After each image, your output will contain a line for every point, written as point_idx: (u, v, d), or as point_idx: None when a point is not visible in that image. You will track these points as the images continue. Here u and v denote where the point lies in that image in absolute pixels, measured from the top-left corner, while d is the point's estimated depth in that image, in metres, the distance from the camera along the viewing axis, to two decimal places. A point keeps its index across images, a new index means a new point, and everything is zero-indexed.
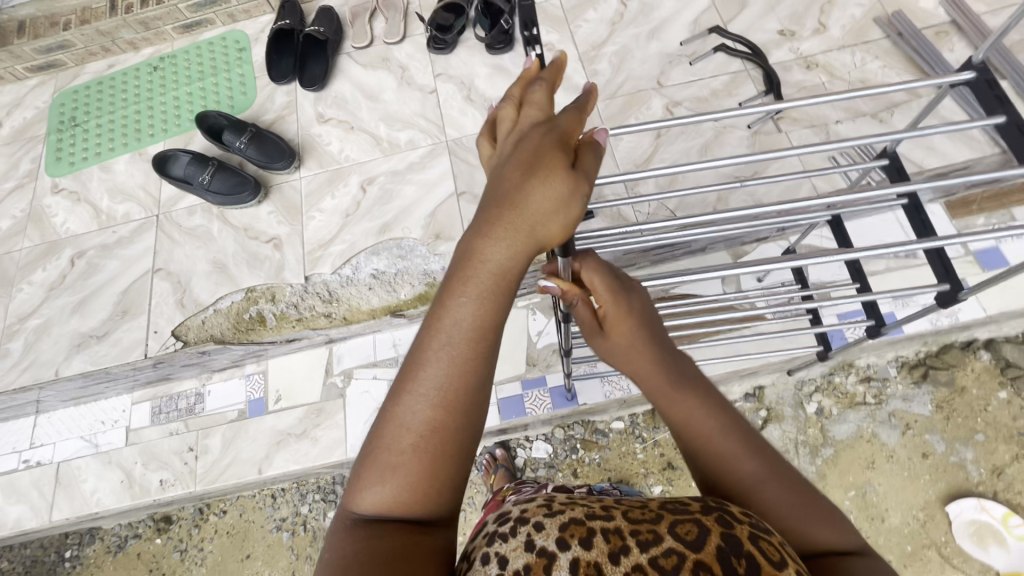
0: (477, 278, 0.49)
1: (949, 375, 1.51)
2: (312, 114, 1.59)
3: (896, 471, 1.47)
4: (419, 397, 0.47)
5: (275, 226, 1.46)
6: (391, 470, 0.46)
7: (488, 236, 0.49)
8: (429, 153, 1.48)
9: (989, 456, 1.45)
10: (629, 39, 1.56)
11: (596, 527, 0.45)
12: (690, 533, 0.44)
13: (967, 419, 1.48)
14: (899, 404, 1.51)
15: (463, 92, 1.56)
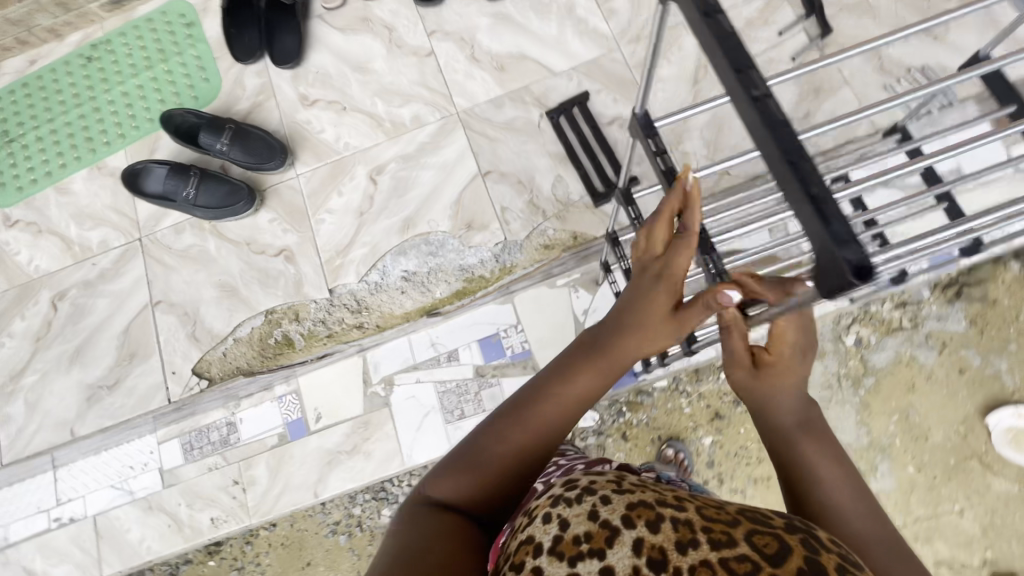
0: (587, 358, 0.62)
1: (982, 290, 1.40)
2: (294, 97, 1.38)
3: (936, 390, 1.40)
4: (511, 432, 0.60)
5: (281, 236, 1.29)
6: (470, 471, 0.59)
7: (604, 329, 0.63)
8: (440, 130, 1.31)
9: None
10: None
11: (664, 513, 0.48)
12: (769, 545, 0.44)
13: (1001, 330, 1.39)
14: (935, 324, 1.40)
15: (465, 50, 1.35)
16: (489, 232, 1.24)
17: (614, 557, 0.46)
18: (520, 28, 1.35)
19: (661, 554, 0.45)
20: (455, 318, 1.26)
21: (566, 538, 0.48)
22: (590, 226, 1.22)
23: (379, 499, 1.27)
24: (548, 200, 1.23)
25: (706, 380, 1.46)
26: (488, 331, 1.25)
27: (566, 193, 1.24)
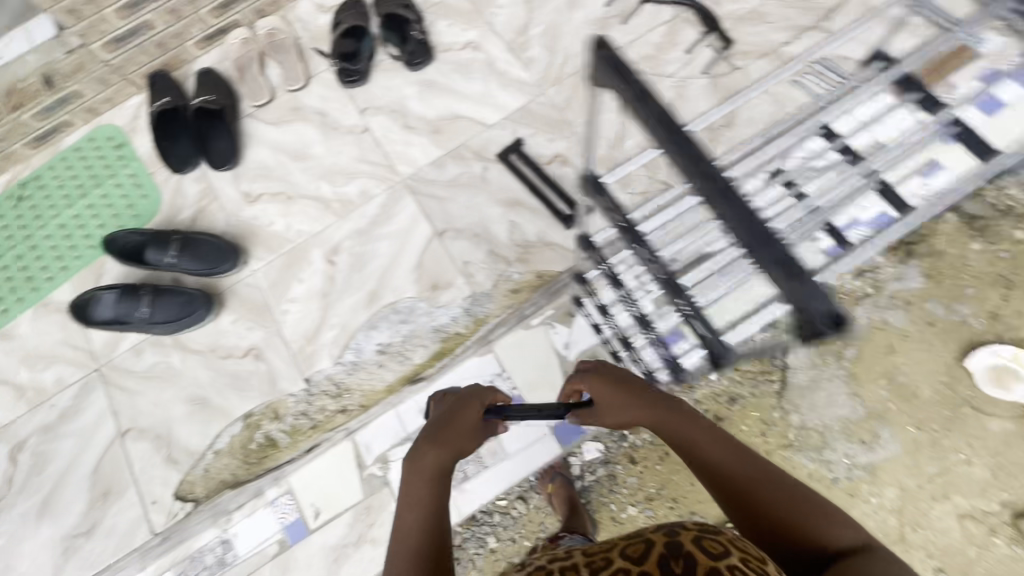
0: (425, 483, 0.65)
1: (929, 244, 1.47)
2: (237, 196, 1.38)
3: (919, 348, 1.42)
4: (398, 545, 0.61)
5: (247, 335, 1.26)
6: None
7: (430, 446, 0.67)
8: (388, 201, 1.32)
9: (984, 304, 1.43)
10: (553, 15, 1.44)
11: (552, 568, 0.53)
12: (636, 551, 0.50)
13: (954, 279, 1.44)
14: (896, 285, 1.45)
15: (399, 120, 1.39)
16: (455, 288, 1.24)
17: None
18: (447, 91, 1.40)
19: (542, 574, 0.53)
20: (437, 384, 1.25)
21: None
22: (550, 261, 1.24)
23: None
24: (507, 246, 1.26)
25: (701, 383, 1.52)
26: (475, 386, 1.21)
27: (522, 235, 1.26)
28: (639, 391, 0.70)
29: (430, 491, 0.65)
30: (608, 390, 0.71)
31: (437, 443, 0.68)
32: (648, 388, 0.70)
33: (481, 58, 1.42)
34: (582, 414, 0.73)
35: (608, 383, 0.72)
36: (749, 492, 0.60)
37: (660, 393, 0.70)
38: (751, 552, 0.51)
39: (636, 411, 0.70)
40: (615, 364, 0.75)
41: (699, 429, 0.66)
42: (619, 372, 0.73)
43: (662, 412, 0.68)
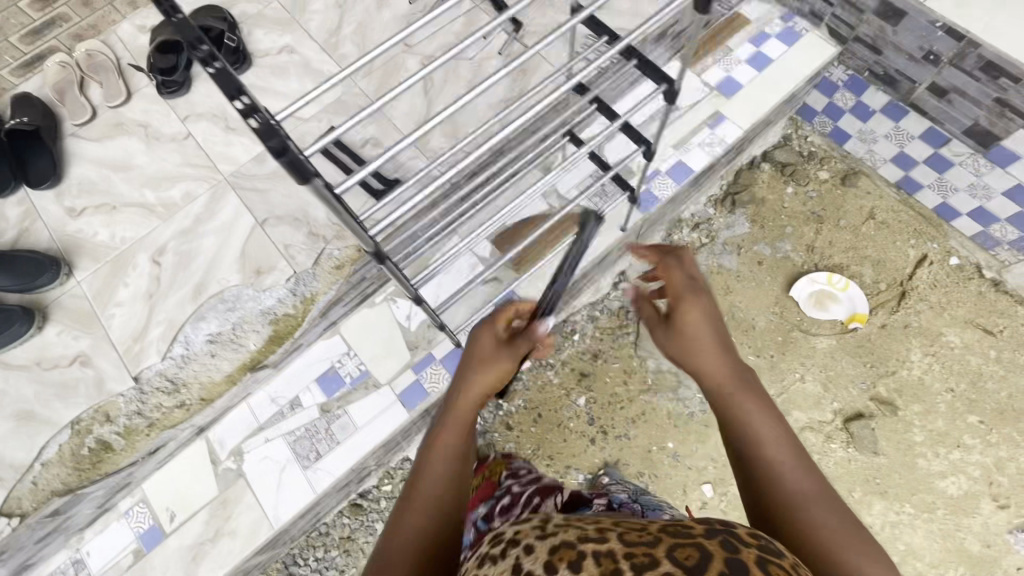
0: (456, 424, 0.66)
1: (750, 194, 1.86)
2: (60, 212, 1.39)
3: (748, 286, 1.79)
4: (427, 482, 0.61)
5: (72, 344, 1.27)
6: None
7: (474, 372, 0.70)
8: (212, 199, 1.37)
9: (801, 240, 1.82)
10: (362, 14, 1.55)
11: (586, 549, 0.42)
12: (690, 558, 0.39)
13: (776, 221, 1.84)
14: (727, 233, 1.84)
15: (220, 123, 1.45)
16: (279, 271, 1.31)
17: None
18: (265, 92, 1.48)
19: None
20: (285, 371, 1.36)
21: None
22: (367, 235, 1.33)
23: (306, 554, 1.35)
24: (326, 226, 1.33)
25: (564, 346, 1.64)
26: (323, 367, 1.30)
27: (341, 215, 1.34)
28: (705, 339, 0.68)
29: (455, 444, 0.64)
30: (685, 323, 0.69)
31: (484, 376, 0.70)
32: (711, 345, 0.68)
33: (297, 59, 1.51)
34: (657, 319, 0.73)
35: (690, 317, 0.69)
36: (773, 490, 0.56)
37: (734, 362, 0.67)
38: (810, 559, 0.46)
39: (705, 356, 0.67)
40: (706, 308, 0.70)
41: (758, 422, 0.60)
42: (700, 315, 0.69)
43: (725, 385, 0.65)
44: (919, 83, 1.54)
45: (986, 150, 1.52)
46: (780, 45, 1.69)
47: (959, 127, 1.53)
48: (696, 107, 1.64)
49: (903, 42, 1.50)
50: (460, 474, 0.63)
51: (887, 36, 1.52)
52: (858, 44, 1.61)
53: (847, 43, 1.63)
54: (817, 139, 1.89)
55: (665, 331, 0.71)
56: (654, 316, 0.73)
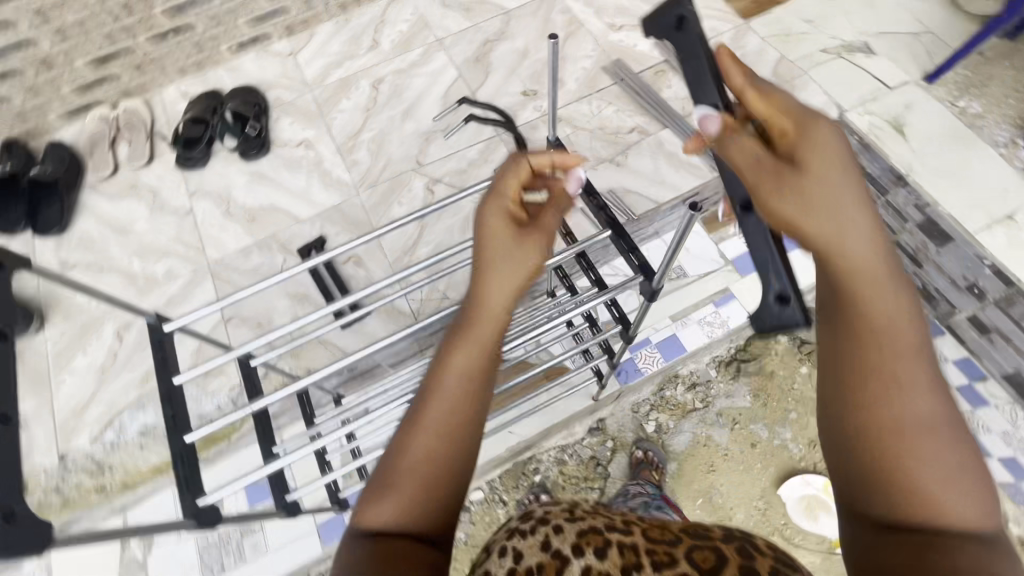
0: (478, 327, 0.57)
1: (758, 365, 1.50)
2: (53, 262, 1.44)
3: (733, 468, 1.43)
4: (446, 384, 0.54)
5: (18, 402, 1.28)
6: (384, 498, 0.50)
7: (498, 264, 0.59)
8: (190, 282, 1.38)
9: (804, 431, 1.44)
10: (385, 123, 1.55)
11: (612, 538, 0.52)
12: (707, 560, 0.48)
13: (780, 400, 1.47)
14: (723, 402, 1.47)
15: (222, 206, 1.47)
16: (226, 378, 1.28)
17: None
18: (272, 183, 1.49)
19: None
20: (219, 465, 1.31)
21: (518, 570, 0.50)
22: (317, 358, 1.26)
23: None
24: None
25: (520, 486, 1.45)
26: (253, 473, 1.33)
27: None
28: (861, 234, 0.47)
29: (479, 354, 0.56)
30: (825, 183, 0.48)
31: (518, 251, 0.59)
32: (869, 249, 0.47)
33: (311, 156, 1.52)
34: (771, 172, 0.50)
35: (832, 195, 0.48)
36: (902, 464, 0.42)
37: (894, 269, 0.48)
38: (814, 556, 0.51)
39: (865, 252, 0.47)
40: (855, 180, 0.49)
41: (896, 362, 0.45)
42: (854, 182, 0.49)
43: (860, 300, 0.47)
44: (958, 310, 1.30)
45: None
46: None
47: (999, 369, 1.27)
48: (704, 279, 1.53)
49: (945, 264, 1.31)
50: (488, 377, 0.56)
51: (929, 253, 1.33)
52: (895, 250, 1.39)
53: None
54: None
55: (790, 182, 0.49)
56: (767, 161, 0.51)
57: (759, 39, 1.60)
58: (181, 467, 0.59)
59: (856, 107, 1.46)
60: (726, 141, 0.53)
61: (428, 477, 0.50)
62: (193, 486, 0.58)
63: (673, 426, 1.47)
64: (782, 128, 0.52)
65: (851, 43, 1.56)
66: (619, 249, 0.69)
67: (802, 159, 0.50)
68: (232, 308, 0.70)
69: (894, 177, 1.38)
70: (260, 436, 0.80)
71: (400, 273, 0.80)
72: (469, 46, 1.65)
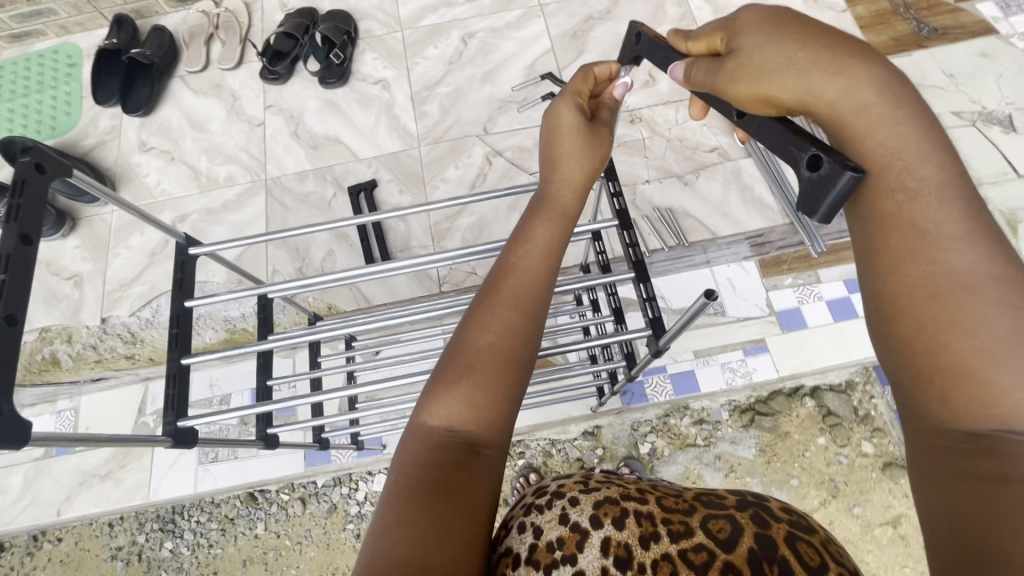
0: (550, 210, 0.58)
1: (773, 421, 1.43)
2: (134, 141, 1.53)
3: None
4: (519, 276, 0.53)
5: (78, 262, 1.40)
6: (457, 388, 0.47)
7: (576, 155, 0.60)
8: (246, 192, 1.44)
9: (799, 501, 1.38)
10: (464, 81, 1.52)
11: (628, 508, 0.49)
12: (723, 531, 0.47)
13: (785, 463, 1.40)
14: (726, 447, 1.42)
15: (291, 126, 1.51)
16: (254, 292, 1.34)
17: (584, 561, 0.46)
18: (342, 116, 1.51)
19: (627, 553, 0.46)
20: (235, 366, 1.42)
21: (540, 545, 0.47)
22: (343, 298, 1.27)
23: (164, 530, 1.46)
24: (315, 269, 1.35)
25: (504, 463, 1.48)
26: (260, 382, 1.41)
27: (333, 265, 1.36)
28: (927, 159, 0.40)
29: (556, 239, 0.57)
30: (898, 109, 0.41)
31: (587, 151, 0.60)
32: (924, 165, 0.40)
33: (386, 97, 1.52)
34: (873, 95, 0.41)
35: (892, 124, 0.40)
36: (986, 409, 0.36)
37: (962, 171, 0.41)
38: (831, 540, 0.49)
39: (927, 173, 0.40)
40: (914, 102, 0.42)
41: (978, 295, 0.37)
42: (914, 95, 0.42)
43: (927, 237, 0.39)
44: None
45: None
46: None
47: None
48: (742, 324, 1.46)
49: None
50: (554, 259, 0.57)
51: None
52: None
53: None
54: (882, 407, 1.43)
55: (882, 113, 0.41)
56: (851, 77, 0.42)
57: None
58: (171, 387, 0.63)
59: (971, 186, 1.30)
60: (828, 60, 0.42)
61: (506, 345, 0.50)
62: (178, 408, 0.63)
63: (666, 454, 1.44)
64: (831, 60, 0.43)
65: (991, 112, 1.38)
66: (639, 294, 0.66)
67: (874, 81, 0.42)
68: (263, 256, 0.72)
69: None
70: (260, 369, 0.85)
71: (430, 258, 0.82)
72: (570, 18, 1.57)
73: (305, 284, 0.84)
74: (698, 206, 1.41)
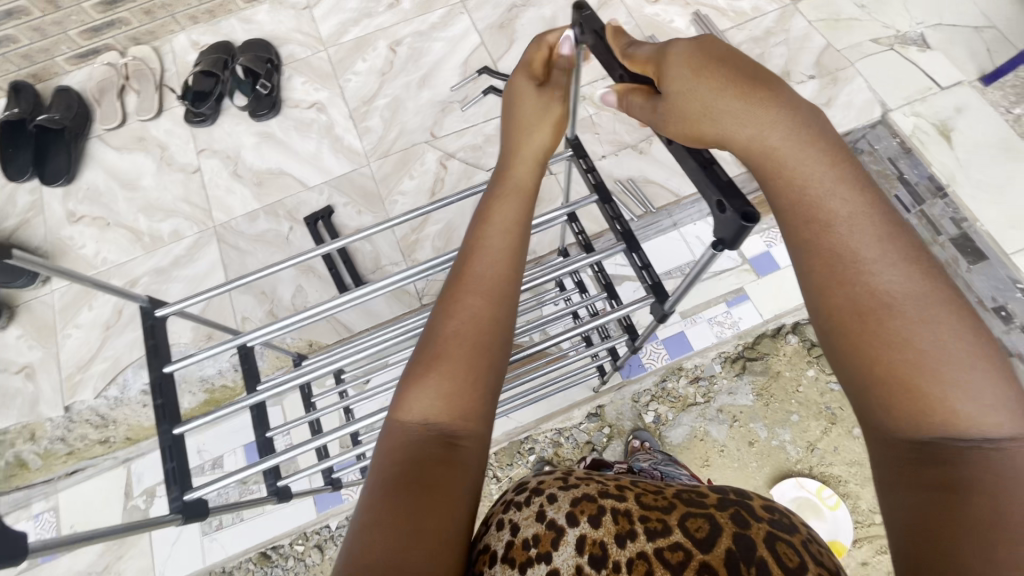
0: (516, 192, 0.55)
1: (764, 364, 1.47)
2: (61, 213, 1.42)
3: (728, 464, 1.42)
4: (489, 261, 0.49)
5: (25, 352, 1.30)
6: (431, 378, 0.43)
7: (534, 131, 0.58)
8: (195, 244, 1.37)
9: (803, 434, 1.42)
10: (400, 90, 1.49)
11: (605, 505, 0.43)
12: (701, 530, 0.40)
13: (783, 402, 1.44)
14: (726, 398, 1.45)
15: (229, 167, 1.43)
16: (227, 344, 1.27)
17: (558, 560, 0.40)
18: (282, 147, 1.45)
19: (602, 551, 0.40)
20: (221, 426, 1.35)
21: (516, 542, 0.41)
22: (322, 332, 1.22)
23: None
24: (286, 309, 1.29)
25: (517, 463, 1.46)
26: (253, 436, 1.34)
27: (305, 301, 1.30)
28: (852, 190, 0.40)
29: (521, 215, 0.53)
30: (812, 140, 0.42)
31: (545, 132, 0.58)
32: (830, 199, 0.40)
33: (324, 119, 1.47)
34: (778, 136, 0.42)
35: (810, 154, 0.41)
36: (934, 418, 0.33)
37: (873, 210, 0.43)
38: (816, 539, 0.42)
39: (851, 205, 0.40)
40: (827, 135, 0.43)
41: (905, 310, 0.36)
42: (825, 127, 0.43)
43: (851, 256, 0.38)
44: None
45: None
46: None
47: None
48: (719, 277, 1.50)
49: (975, 285, 1.25)
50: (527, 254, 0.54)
51: (959, 270, 1.27)
52: None
53: None
54: None
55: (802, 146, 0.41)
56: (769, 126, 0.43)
57: (805, 23, 1.50)
58: (168, 460, 0.59)
59: (901, 106, 1.37)
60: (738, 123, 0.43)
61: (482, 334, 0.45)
62: (182, 481, 0.58)
63: (671, 418, 1.45)
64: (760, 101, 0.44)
65: (905, 34, 1.45)
66: (633, 264, 0.66)
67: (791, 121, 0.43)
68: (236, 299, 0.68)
69: (933, 188, 1.31)
70: (255, 424, 0.80)
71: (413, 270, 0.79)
72: (494, 10, 1.55)
73: (288, 323, 0.79)
74: (657, 171, 1.43)
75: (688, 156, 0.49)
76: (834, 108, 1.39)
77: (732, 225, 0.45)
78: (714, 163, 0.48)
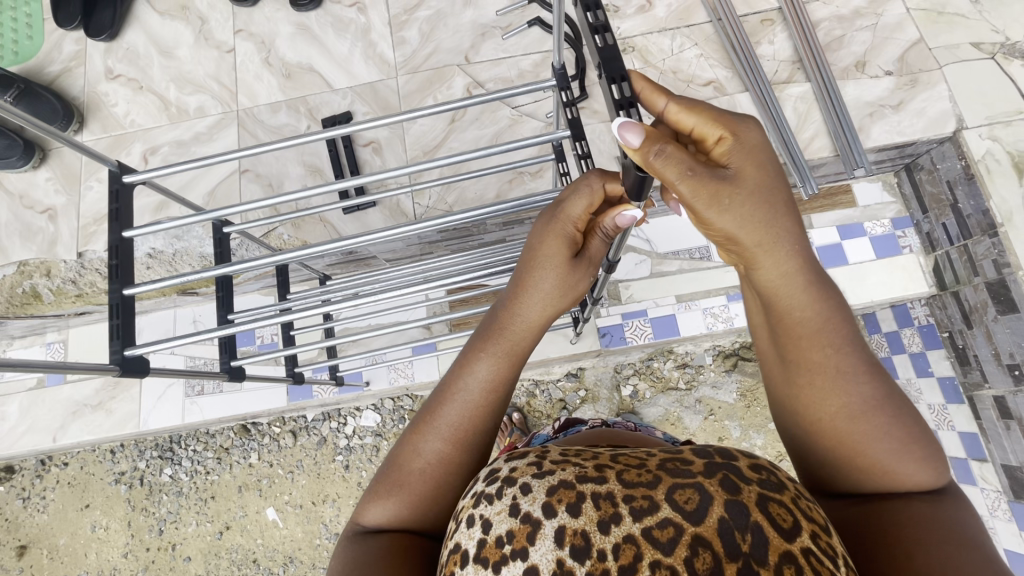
0: (507, 327, 0.58)
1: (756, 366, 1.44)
2: (100, 68, 1.46)
3: None
4: (459, 384, 0.55)
5: (51, 196, 1.38)
6: (388, 496, 0.53)
7: (546, 240, 0.58)
8: (218, 123, 1.39)
9: (776, 443, 1.41)
10: (445, 3, 1.41)
11: (585, 491, 0.36)
12: (691, 503, 0.34)
13: (765, 408, 1.42)
14: (707, 391, 1.44)
15: (262, 53, 1.42)
16: None
17: (535, 556, 0.35)
18: (316, 42, 1.42)
19: (584, 541, 0.34)
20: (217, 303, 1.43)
21: (489, 541, 0.36)
22: (315, 234, 1.27)
23: (162, 457, 1.56)
24: None
25: None
26: None
27: None
28: (769, 255, 0.43)
29: (514, 329, 0.58)
30: (743, 194, 0.41)
31: (566, 238, 0.58)
32: (789, 253, 0.43)
33: (362, 21, 1.42)
34: (706, 182, 0.41)
35: (736, 208, 0.41)
36: (862, 473, 0.43)
37: (814, 265, 0.44)
38: (803, 490, 0.37)
39: (770, 276, 0.44)
40: (775, 177, 0.42)
41: (847, 395, 0.43)
42: (770, 168, 0.42)
43: (813, 339, 0.44)
44: (989, 385, 1.24)
45: (1014, 497, 1.21)
46: (868, 250, 1.35)
47: (1002, 458, 1.23)
48: (728, 269, 1.43)
49: (996, 335, 1.20)
50: (563, 287, 0.59)
51: (984, 317, 1.21)
52: (954, 300, 1.28)
53: (944, 290, 1.30)
54: None
55: (725, 200, 0.41)
56: (702, 168, 0.41)
57: (902, 10, 1.32)
58: (115, 316, 0.64)
59: (980, 125, 1.23)
60: (656, 158, 0.40)
61: (450, 452, 0.54)
62: (124, 337, 0.64)
63: (648, 397, 1.46)
64: (715, 136, 0.43)
65: (1015, 43, 1.26)
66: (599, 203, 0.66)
67: (732, 165, 0.42)
68: (196, 163, 0.73)
69: (985, 224, 1.19)
70: (223, 302, 0.92)
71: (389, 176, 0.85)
72: None
73: (259, 206, 0.83)
74: None
75: (607, 87, 0.44)
76: (901, 113, 1.26)
77: (635, 177, 0.47)
78: (632, 106, 0.44)
